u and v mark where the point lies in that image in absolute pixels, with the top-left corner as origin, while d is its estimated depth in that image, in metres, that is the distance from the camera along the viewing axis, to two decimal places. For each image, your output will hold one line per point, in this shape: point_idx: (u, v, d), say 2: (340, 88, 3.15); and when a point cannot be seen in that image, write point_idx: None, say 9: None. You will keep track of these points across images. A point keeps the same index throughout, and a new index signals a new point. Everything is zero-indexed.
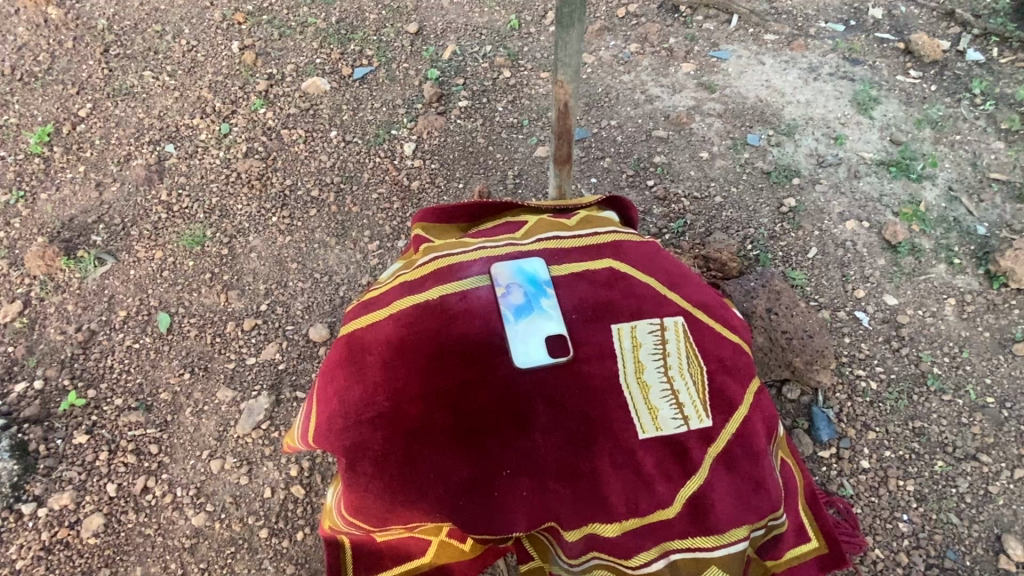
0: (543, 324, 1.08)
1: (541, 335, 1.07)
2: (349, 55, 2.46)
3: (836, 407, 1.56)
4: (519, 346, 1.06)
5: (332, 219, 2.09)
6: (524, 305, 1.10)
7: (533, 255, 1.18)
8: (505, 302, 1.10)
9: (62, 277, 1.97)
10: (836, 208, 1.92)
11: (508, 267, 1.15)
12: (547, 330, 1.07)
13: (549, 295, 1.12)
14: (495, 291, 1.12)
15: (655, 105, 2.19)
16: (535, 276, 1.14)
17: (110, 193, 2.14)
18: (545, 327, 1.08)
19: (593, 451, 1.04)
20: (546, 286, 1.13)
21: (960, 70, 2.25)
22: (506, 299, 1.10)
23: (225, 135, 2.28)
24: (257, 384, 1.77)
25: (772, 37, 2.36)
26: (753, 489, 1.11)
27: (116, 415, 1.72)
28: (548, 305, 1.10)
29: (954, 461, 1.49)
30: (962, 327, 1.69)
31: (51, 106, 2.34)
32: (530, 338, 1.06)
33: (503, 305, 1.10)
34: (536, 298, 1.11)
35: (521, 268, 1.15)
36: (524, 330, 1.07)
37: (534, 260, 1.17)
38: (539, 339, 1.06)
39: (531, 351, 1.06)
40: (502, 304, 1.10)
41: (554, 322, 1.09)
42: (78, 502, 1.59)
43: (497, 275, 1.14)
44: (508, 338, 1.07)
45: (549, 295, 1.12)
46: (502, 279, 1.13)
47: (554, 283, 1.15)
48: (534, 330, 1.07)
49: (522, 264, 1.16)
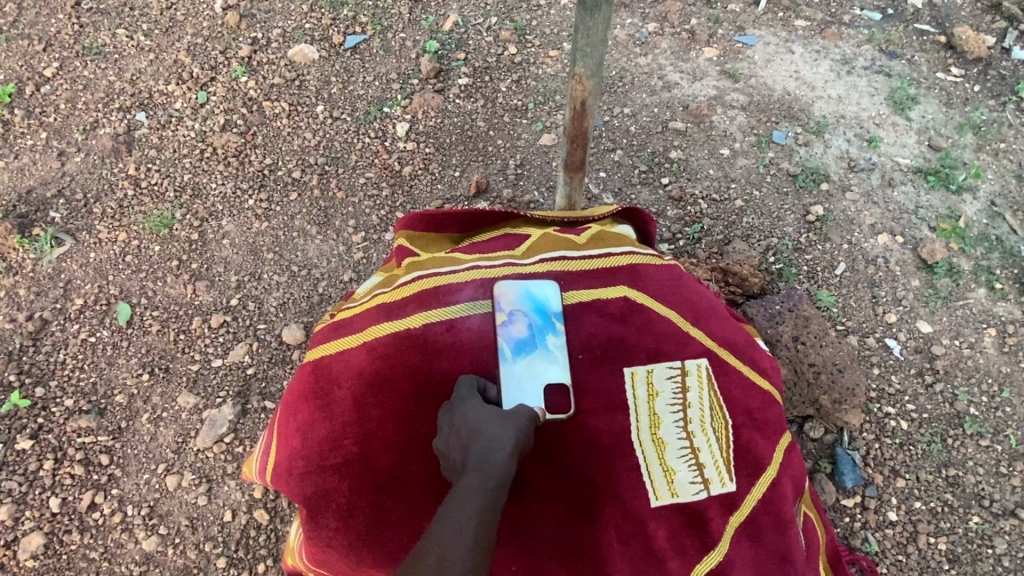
0: (544, 370, 0.91)
1: (541, 382, 0.90)
2: (341, 20, 2.23)
3: (863, 450, 1.38)
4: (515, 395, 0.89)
5: (313, 205, 1.90)
6: (526, 342, 0.93)
7: (548, 280, 1.01)
8: (506, 335, 0.94)
9: (15, 257, 1.79)
10: (867, 219, 1.75)
11: (514, 292, 0.98)
12: (548, 376, 0.91)
13: (560, 333, 0.96)
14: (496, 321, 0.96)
15: (673, 92, 1.99)
16: (545, 307, 0.98)
17: (73, 164, 1.95)
18: (547, 373, 0.91)
19: (598, 522, 0.87)
20: (556, 320, 0.97)
21: (1005, 69, 2.06)
22: (507, 330, 0.94)
23: (201, 105, 2.07)
24: (222, 391, 1.60)
25: (804, 23, 2.15)
26: (777, 563, 0.96)
27: (65, 419, 1.56)
28: (555, 346, 0.94)
29: (990, 517, 1.32)
30: (1002, 362, 1.52)
31: (13, 63, 2.12)
32: (525, 387, 0.90)
33: (501, 337, 0.94)
34: (542, 333, 0.94)
35: (526, 293, 0.98)
36: (524, 375, 0.90)
37: (548, 287, 1.00)
38: (537, 386, 0.90)
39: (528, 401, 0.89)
40: (501, 335, 0.94)
41: (559, 369, 0.92)
42: (17, 519, 1.43)
43: (500, 298, 0.98)
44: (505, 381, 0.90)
45: (557, 331, 0.95)
46: (506, 306, 0.97)
47: (565, 316, 0.98)
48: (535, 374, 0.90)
49: (531, 288, 0.99)
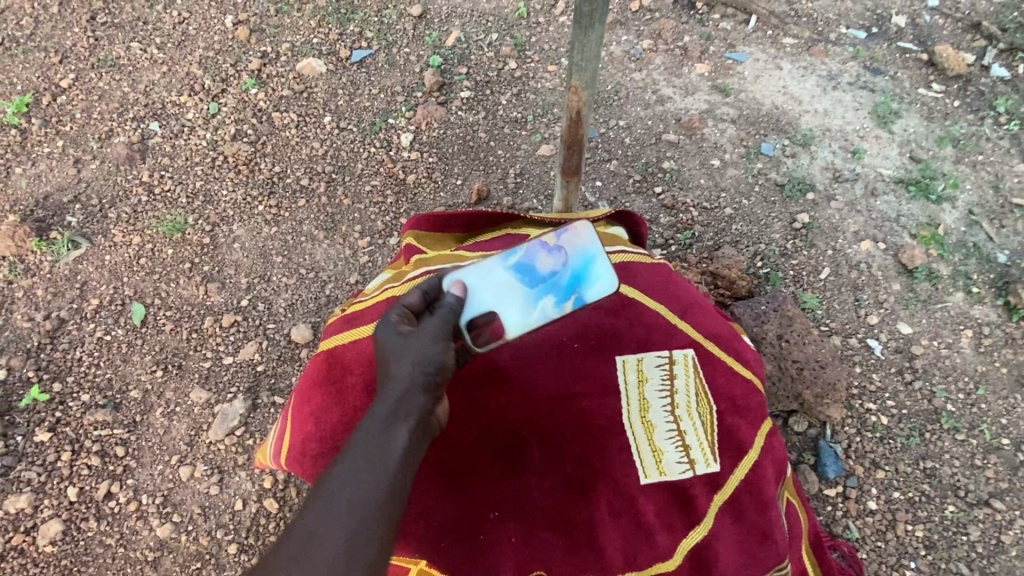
0: (514, 305, 0.98)
1: (498, 303, 0.97)
2: (348, 36, 2.33)
3: (845, 443, 1.46)
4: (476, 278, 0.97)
5: (321, 211, 1.98)
6: (533, 275, 1.00)
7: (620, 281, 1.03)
8: (535, 255, 1.00)
9: (33, 259, 1.86)
10: (851, 226, 1.83)
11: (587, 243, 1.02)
12: (506, 307, 0.98)
13: (560, 305, 1.00)
14: (544, 239, 1.01)
15: (666, 106, 2.08)
16: (586, 282, 1.01)
17: (89, 170, 2.03)
18: (509, 304, 0.98)
19: (592, 498, 0.94)
20: (574, 297, 1.00)
21: (984, 86, 2.15)
22: (540, 255, 1.01)
23: (213, 116, 2.15)
24: (233, 386, 1.67)
25: (791, 41, 2.25)
26: (759, 540, 1.02)
27: (82, 413, 1.62)
28: (542, 304, 0.99)
29: (965, 506, 1.39)
30: (978, 361, 1.60)
31: (30, 75, 2.21)
32: (483, 299, 0.96)
33: (531, 255, 1.00)
34: (546, 288, 1.00)
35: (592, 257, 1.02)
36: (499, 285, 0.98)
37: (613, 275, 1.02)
38: (493, 300, 0.97)
39: (478, 302, 0.96)
40: (533, 252, 1.00)
41: (524, 318, 0.98)
42: (35, 507, 1.49)
43: (572, 230, 1.02)
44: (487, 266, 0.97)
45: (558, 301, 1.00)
46: (566, 242, 1.02)
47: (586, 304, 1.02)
48: (500, 293, 0.97)
49: (594, 261, 1.01)
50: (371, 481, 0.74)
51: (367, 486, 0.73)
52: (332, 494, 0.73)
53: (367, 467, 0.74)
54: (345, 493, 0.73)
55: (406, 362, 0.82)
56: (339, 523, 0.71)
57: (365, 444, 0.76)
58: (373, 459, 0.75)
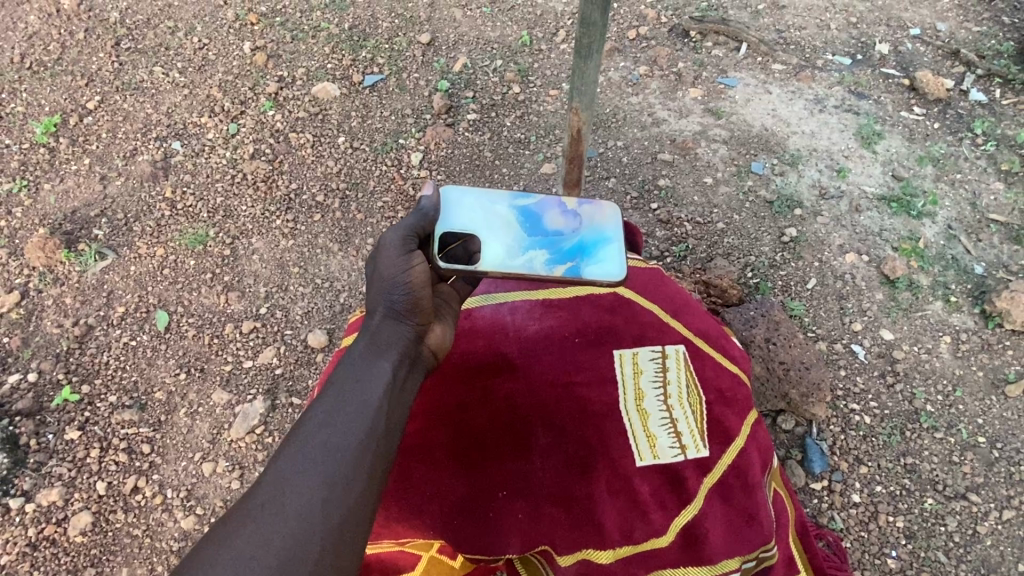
0: (503, 242, 1.13)
1: (484, 229, 1.13)
2: (360, 61, 2.46)
3: (830, 440, 1.60)
4: (487, 200, 1.16)
5: (335, 225, 2.10)
6: (535, 226, 1.15)
7: (624, 266, 1.11)
8: (550, 214, 1.17)
9: (62, 270, 1.97)
10: (836, 240, 1.94)
11: (605, 221, 1.15)
12: (489, 235, 1.13)
13: (546, 260, 1.12)
14: (566, 202, 1.17)
15: (661, 128, 2.21)
16: (589, 255, 1.12)
17: (114, 186, 2.15)
18: (495, 236, 1.13)
19: (591, 477, 1.05)
20: (562, 255, 1.12)
21: (962, 109, 2.28)
22: (555, 216, 1.16)
23: (232, 136, 2.28)
24: (253, 388, 1.78)
25: (780, 67, 2.38)
26: (746, 520, 1.11)
27: (109, 413, 1.73)
28: (530, 253, 1.12)
29: (943, 499, 1.53)
30: (957, 366, 1.71)
31: (58, 97, 2.34)
32: (477, 225, 1.13)
33: (545, 211, 1.17)
34: (540, 242, 1.14)
35: (604, 234, 1.13)
36: (502, 215, 1.15)
37: (615, 256, 1.11)
38: (482, 223, 1.13)
39: (474, 226, 1.13)
40: (550, 210, 1.17)
41: (505, 254, 1.11)
42: (67, 500, 1.61)
43: (597, 209, 1.17)
44: (502, 195, 1.17)
45: (544, 254, 1.13)
46: (585, 215, 1.16)
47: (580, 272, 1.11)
48: (492, 223, 1.14)
49: (600, 238, 1.14)
50: (348, 429, 0.88)
51: (350, 425, 0.88)
52: (307, 437, 0.86)
53: (341, 413, 0.89)
54: (322, 437, 0.86)
55: (386, 302, 1.02)
56: (316, 460, 0.84)
57: (341, 388, 0.93)
58: (347, 406, 0.90)
